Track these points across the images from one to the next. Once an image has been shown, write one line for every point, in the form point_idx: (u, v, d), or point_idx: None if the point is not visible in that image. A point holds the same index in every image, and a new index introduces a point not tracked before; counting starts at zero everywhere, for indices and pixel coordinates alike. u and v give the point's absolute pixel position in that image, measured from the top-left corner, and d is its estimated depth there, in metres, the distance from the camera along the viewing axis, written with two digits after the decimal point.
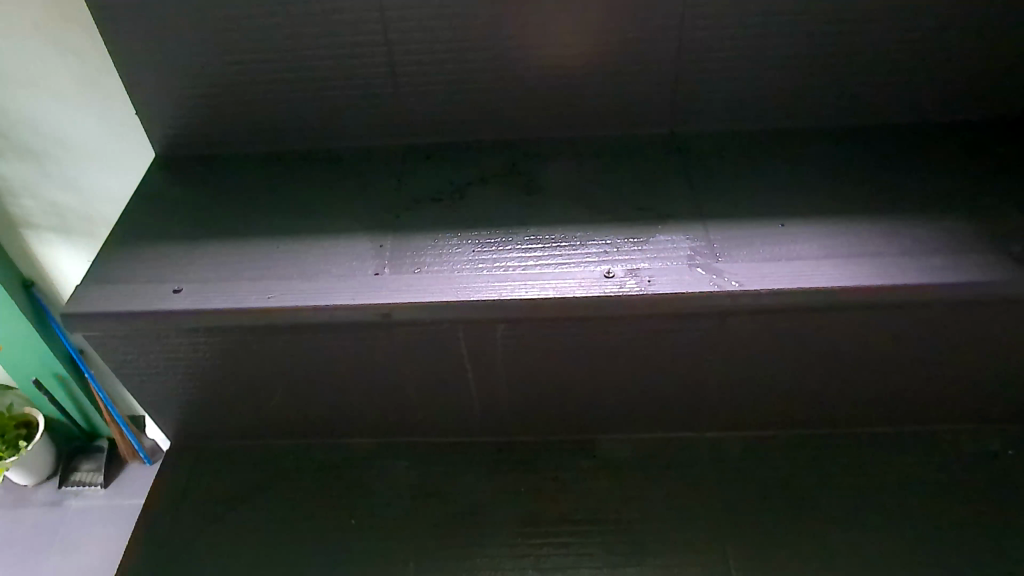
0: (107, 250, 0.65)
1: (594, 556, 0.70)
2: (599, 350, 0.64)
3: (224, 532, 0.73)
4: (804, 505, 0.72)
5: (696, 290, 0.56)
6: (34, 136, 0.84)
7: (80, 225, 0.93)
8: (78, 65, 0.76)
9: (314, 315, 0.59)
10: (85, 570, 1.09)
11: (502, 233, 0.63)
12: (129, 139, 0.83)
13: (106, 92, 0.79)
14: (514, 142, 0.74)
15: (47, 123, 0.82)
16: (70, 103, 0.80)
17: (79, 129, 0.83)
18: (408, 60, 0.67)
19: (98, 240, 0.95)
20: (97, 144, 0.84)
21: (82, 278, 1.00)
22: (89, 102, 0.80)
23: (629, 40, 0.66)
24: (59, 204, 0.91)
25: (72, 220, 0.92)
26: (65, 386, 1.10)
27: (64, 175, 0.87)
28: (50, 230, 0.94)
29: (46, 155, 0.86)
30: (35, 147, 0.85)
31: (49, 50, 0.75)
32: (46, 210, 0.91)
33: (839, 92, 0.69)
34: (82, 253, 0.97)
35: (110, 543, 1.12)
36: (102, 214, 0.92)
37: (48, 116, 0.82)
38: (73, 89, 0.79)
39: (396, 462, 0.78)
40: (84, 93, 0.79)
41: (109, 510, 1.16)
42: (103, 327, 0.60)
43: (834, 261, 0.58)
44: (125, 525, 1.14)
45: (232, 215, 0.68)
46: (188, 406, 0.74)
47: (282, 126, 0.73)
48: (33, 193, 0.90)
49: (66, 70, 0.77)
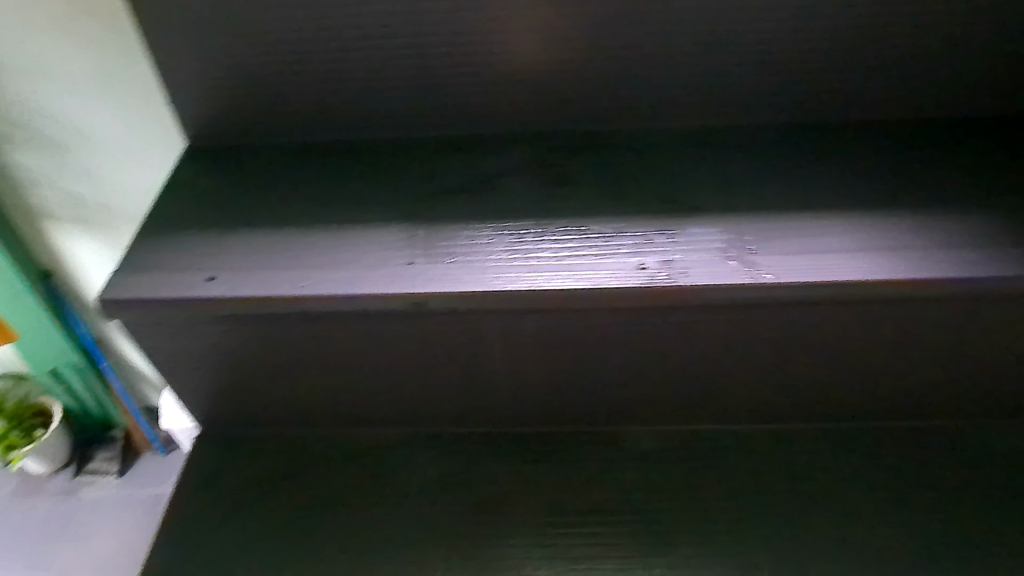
0: (142, 238, 0.66)
1: (623, 546, 0.69)
2: (629, 338, 0.64)
3: (253, 518, 0.74)
4: (830, 497, 0.72)
5: (731, 282, 0.57)
6: (57, 132, 0.91)
7: (96, 218, 1.01)
8: (101, 63, 0.82)
9: (350, 303, 0.59)
10: (97, 558, 1.18)
11: (535, 225, 0.63)
12: (148, 128, 0.89)
13: (122, 85, 0.85)
14: (544, 134, 0.74)
15: (68, 119, 0.89)
16: (88, 99, 0.86)
17: (99, 125, 0.89)
18: (441, 52, 0.68)
19: (113, 233, 1.03)
20: (116, 136, 0.90)
21: (96, 267, 1.09)
22: (108, 99, 0.86)
23: (662, 34, 0.66)
24: (78, 198, 0.98)
25: (89, 214, 1.00)
26: (79, 369, 1.20)
27: (82, 169, 0.95)
28: (67, 223, 1.02)
29: (66, 151, 0.93)
30: (57, 144, 0.92)
31: (67, 50, 0.82)
32: (65, 204, 1.00)
33: (873, 86, 0.69)
34: (97, 245, 1.05)
35: (120, 532, 1.22)
36: (116, 208, 0.99)
37: (67, 112, 0.88)
38: (93, 88, 0.85)
39: (423, 451, 0.78)
40: (100, 88, 0.85)
41: (119, 501, 1.25)
42: (139, 313, 0.61)
43: (868, 254, 0.58)
44: (135, 515, 1.24)
45: (264, 204, 0.68)
46: (217, 395, 0.75)
47: (313, 117, 0.73)
48: (53, 188, 0.98)
49: (84, 69, 0.83)
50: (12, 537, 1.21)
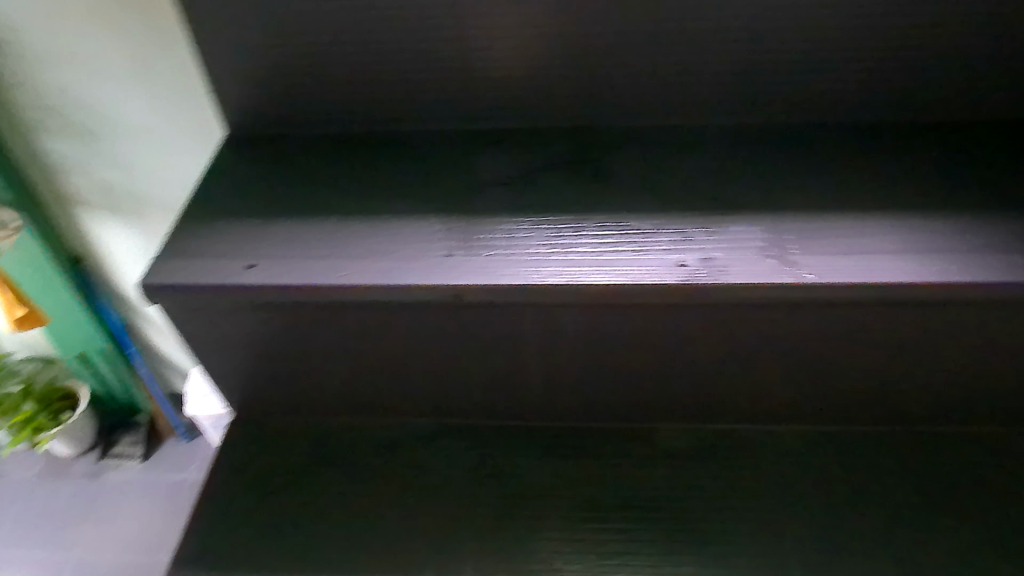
0: (184, 224, 0.66)
1: (652, 542, 0.69)
2: (665, 334, 0.64)
3: (284, 504, 0.74)
4: (863, 500, 0.71)
5: (772, 281, 0.56)
6: (93, 117, 0.94)
7: (126, 204, 1.04)
8: (137, 47, 0.86)
9: (389, 293, 0.60)
10: (120, 539, 1.20)
11: (574, 220, 0.63)
12: (184, 113, 0.92)
13: (158, 70, 0.87)
14: (583, 130, 0.74)
15: (105, 104, 0.92)
16: (125, 84, 0.89)
17: (135, 111, 0.92)
18: (483, 45, 0.68)
19: (140, 219, 1.05)
20: (151, 122, 0.93)
21: (124, 254, 1.11)
22: (144, 83, 0.89)
23: (706, 31, 0.66)
24: (109, 183, 1.01)
25: (119, 199, 1.03)
26: (105, 355, 1.22)
27: (115, 154, 0.98)
28: (97, 208, 1.05)
29: (101, 136, 0.96)
30: (93, 129, 0.95)
31: (107, 35, 0.85)
32: (96, 189, 1.02)
33: (918, 86, 0.68)
34: (124, 231, 1.08)
35: (142, 514, 1.23)
36: (146, 194, 1.02)
37: (104, 96, 0.91)
38: (130, 72, 0.88)
39: (453, 443, 0.79)
40: (138, 73, 0.88)
41: (143, 485, 1.27)
42: (181, 298, 0.62)
43: (912, 256, 0.57)
44: (158, 498, 1.25)
45: (304, 194, 0.69)
46: (253, 382, 0.76)
47: (353, 108, 0.74)
48: (85, 173, 1.01)
49: (121, 53, 0.86)
50: (40, 517, 1.24)
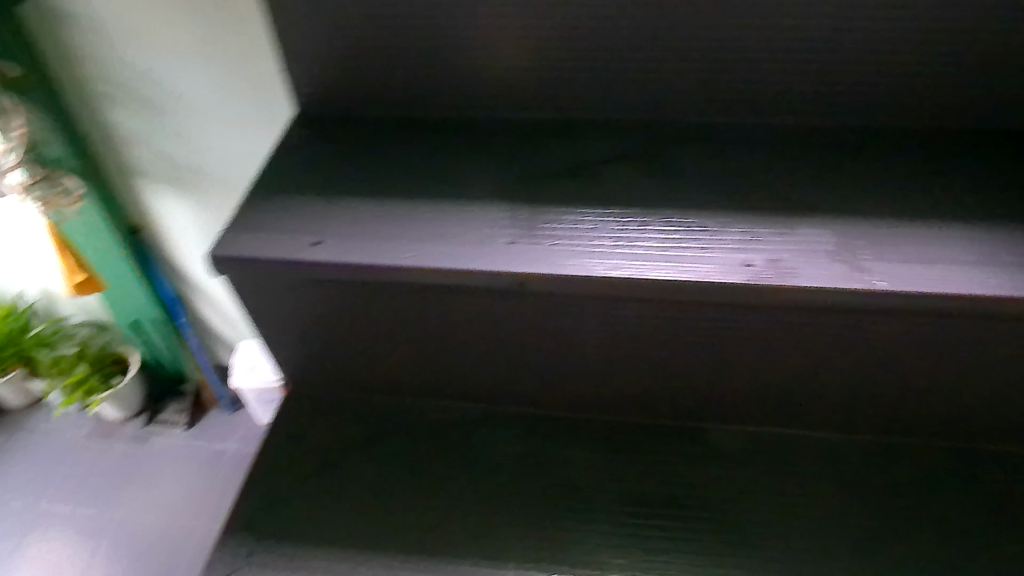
0: (254, 198, 0.68)
1: (697, 541, 0.69)
2: (723, 333, 0.63)
3: (333, 478, 0.76)
4: (918, 513, 0.69)
5: (840, 286, 0.55)
6: (161, 92, 0.96)
7: (186, 177, 1.06)
8: (210, 25, 0.88)
9: (450, 276, 0.60)
10: (164, 499, 1.23)
11: (639, 214, 0.63)
12: (250, 91, 0.93)
13: (229, 48, 0.90)
14: (652, 124, 0.73)
15: (173, 79, 0.94)
16: (195, 60, 0.92)
17: (203, 87, 0.94)
18: (557, 33, 0.68)
19: (198, 193, 1.08)
20: (217, 99, 0.95)
21: (182, 226, 1.14)
22: (214, 61, 0.91)
23: (785, 28, 0.65)
24: (171, 156, 1.04)
25: (180, 172, 1.06)
26: (158, 326, 1.26)
27: (180, 129, 1.00)
28: (159, 180, 1.08)
29: (167, 111, 0.98)
30: (160, 103, 0.98)
31: (182, 11, 0.87)
32: (158, 162, 1.05)
33: (1003, 94, 0.66)
34: (183, 204, 1.10)
35: (186, 477, 1.26)
36: (206, 169, 1.04)
37: (174, 72, 0.94)
38: (201, 49, 0.90)
39: (501, 430, 0.79)
40: (208, 50, 0.90)
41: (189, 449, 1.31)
42: (247, 270, 0.64)
43: (987, 268, 0.56)
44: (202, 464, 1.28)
45: (370, 174, 0.70)
46: (310, 356, 0.78)
47: (423, 92, 0.74)
48: (149, 146, 1.03)
49: (195, 30, 0.89)
50: (91, 473, 1.28)
